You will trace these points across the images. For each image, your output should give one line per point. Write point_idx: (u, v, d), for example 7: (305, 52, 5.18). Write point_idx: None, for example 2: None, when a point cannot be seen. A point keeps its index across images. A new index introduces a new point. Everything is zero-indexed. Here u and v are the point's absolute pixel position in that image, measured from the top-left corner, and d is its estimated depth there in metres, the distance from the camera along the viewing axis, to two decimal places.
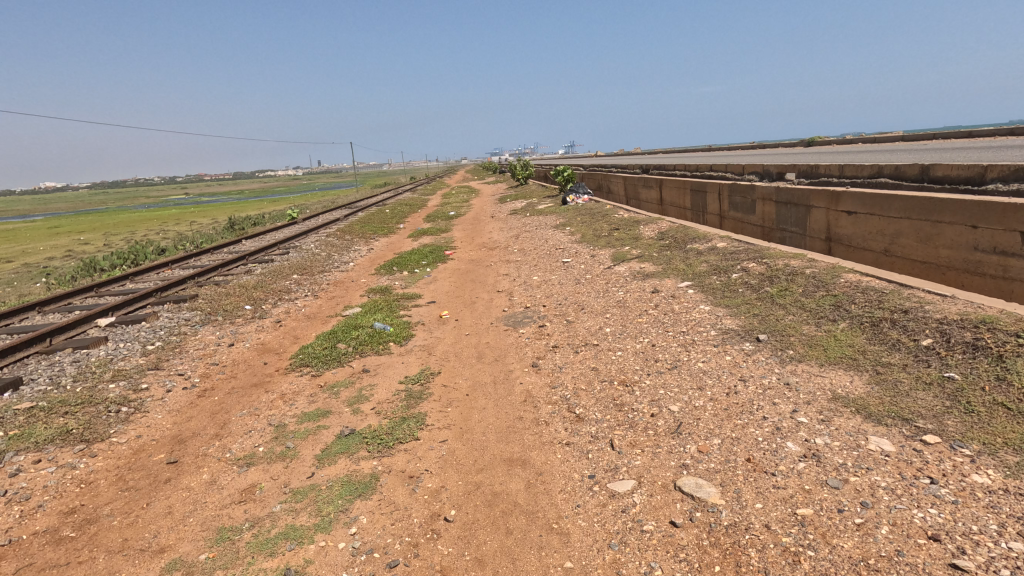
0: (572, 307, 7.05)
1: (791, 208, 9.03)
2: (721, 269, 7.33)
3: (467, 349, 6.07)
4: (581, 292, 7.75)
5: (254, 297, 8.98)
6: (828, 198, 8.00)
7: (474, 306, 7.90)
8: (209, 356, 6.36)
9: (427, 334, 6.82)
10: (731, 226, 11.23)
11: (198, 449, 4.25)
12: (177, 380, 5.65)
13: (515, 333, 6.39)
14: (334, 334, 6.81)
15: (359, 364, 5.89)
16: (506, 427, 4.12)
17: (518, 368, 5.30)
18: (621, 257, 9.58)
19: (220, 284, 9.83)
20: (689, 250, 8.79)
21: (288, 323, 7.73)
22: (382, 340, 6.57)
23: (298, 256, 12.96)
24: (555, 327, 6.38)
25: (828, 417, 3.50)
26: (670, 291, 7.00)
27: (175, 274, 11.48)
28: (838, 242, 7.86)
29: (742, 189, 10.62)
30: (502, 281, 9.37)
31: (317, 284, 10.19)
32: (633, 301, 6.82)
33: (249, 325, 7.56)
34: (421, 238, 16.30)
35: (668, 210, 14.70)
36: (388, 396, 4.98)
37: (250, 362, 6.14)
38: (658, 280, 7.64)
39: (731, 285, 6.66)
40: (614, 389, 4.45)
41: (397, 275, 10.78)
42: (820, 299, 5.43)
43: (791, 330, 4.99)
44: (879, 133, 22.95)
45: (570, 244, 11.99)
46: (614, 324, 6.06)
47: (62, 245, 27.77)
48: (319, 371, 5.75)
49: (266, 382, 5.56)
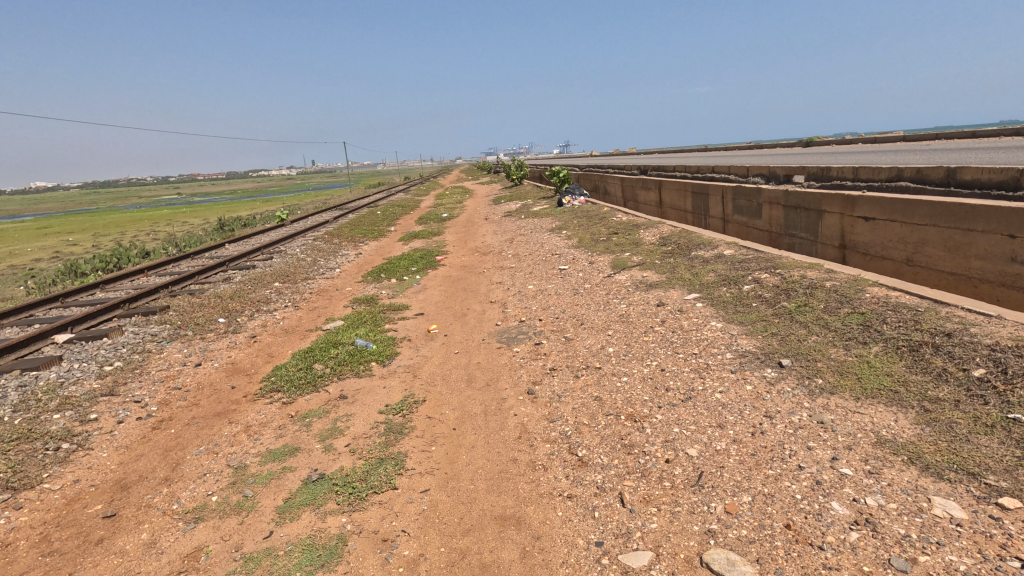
0: (571, 322, 6.51)
1: (800, 213, 8.53)
2: (731, 280, 6.81)
3: (455, 371, 5.51)
4: (581, 304, 7.19)
5: (230, 308, 8.39)
6: (842, 202, 7.50)
7: (464, 320, 7.34)
8: (172, 379, 5.77)
9: (413, 352, 6.26)
10: (735, 230, 10.74)
11: (142, 499, 3.68)
12: (131, 409, 5.06)
13: (509, 352, 5.84)
14: (311, 353, 6.23)
15: (336, 390, 5.32)
16: (498, 473, 3.57)
17: (512, 395, 4.75)
18: (622, 264, 9.05)
19: (195, 294, 9.23)
20: (693, 258, 8.27)
21: (264, 338, 7.14)
22: (363, 360, 5.99)
23: (282, 262, 12.37)
24: (552, 345, 5.83)
25: (877, 469, 2.96)
26: (677, 304, 6.46)
27: (149, 281, 10.85)
28: (854, 250, 7.36)
29: (747, 192, 10.12)
30: (495, 290, 8.82)
31: (298, 293, 9.60)
32: (637, 315, 6.28)
33: (220, 342, 6.98)
34: (412, 242, 15.72)
35: (667, 213, 14.19)
36: (365, 430, 4.41)
37: (217, 387, 5.57)
38: (662, 292, 7.10)
39: (743, 298, 6.14)
40: (620, 425, 3.90)
41: (384, 283, 10.22)
42: (846, 317, 4.91)
43: (816, 353, 4.47)
44: (879, 133, 22.50)
45: (567, 249, 11.45)
46: (618, 343, 5.52)
47: (45, 246, 27.05)
48: (291, 398, 5.18)
49: (232, 411, 5.00)
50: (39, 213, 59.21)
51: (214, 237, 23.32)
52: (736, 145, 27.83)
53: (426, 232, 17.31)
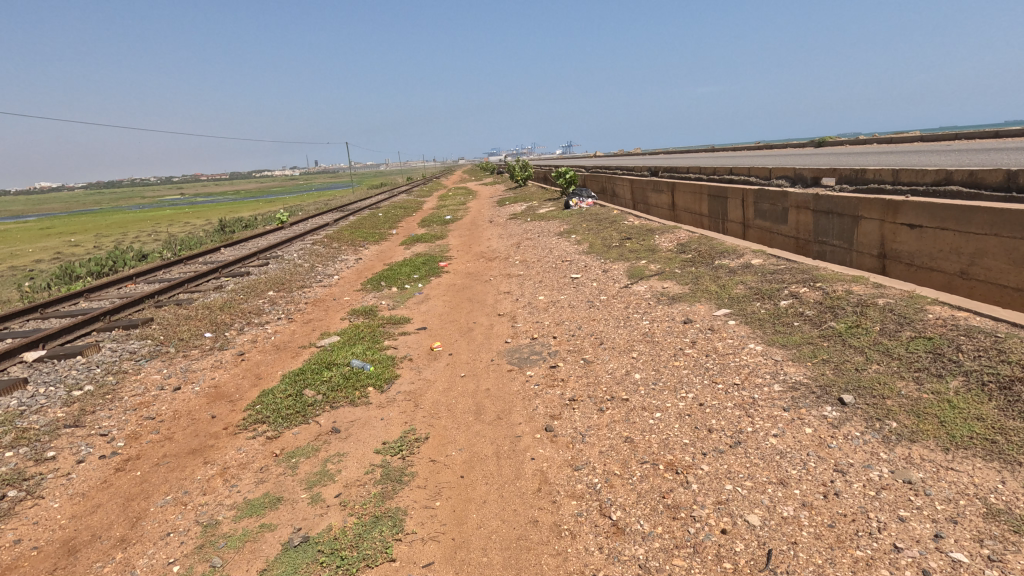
0: (589, 340, 5.89)
1: (833, 218, 7.92)
2: (764, 294, 6.19)
3: (461, 400, 4.90)
4: (598, 319, 6.57)
5: (219, 321, 7.80)
6: (883, 208, 6.89)
7: (470, 336, 6.73)
8: (146, 407, 5.18)
9: (414, 375, 5.65)
10: (757, 236, 10.14)
11: (90, 568, 3.08)
12: (96, 445, 4.47)
13: (521, 377, 5.23)
14: (302, 376, 5.63)
15: (328, 422, 4.72)
16: (516, 542, 2.97)
17: (528, 433, 4.14)
18: (639, 273, 8.45)
19: (182, 304, 8.67)
20: (718, 267, 7.66)
21: (252, 356, 6.55)
22: (359, 385, 5.39)
23: (278, 268, 11.82)
24: (570, 369, 5.22)
25: (1000, 555, 2.34)
26: (706, 321, 5.84)
27: (137, 289, 10.29)
28: (896, 260, 6.76)
29: (771, 196, 9.51)
30: (504, 301, 8.23)
31: (293, 303, 9.00)
32: (662, 334, 5.66)
33: (205, 360, 6.40)
34: (414, 246, 15.12)
35: (681, 216, 13.59)
36: (358, 476, 3.80)
37: (196, 416, 4.99)
38: (687, 307, 6.47)
39: (782, 316, 5.52)
40: (659, 478, 3.30)
41: (385, 292, 9.63)
42: (910, 342, 4.28)
43: (882, 387, 3.84)
44: (895, 134, 21.79)
45: (578, 255, 10.82)
46: (645, 368, 4.90)
47: (47, 247, 26.58)
48: (277, 432, 4.57)
49: (210, 447, 4.41)
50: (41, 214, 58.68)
51: (213, 238, 22.76)
52: (746, 145, 27.18)
53: (429, 236, 16.70)
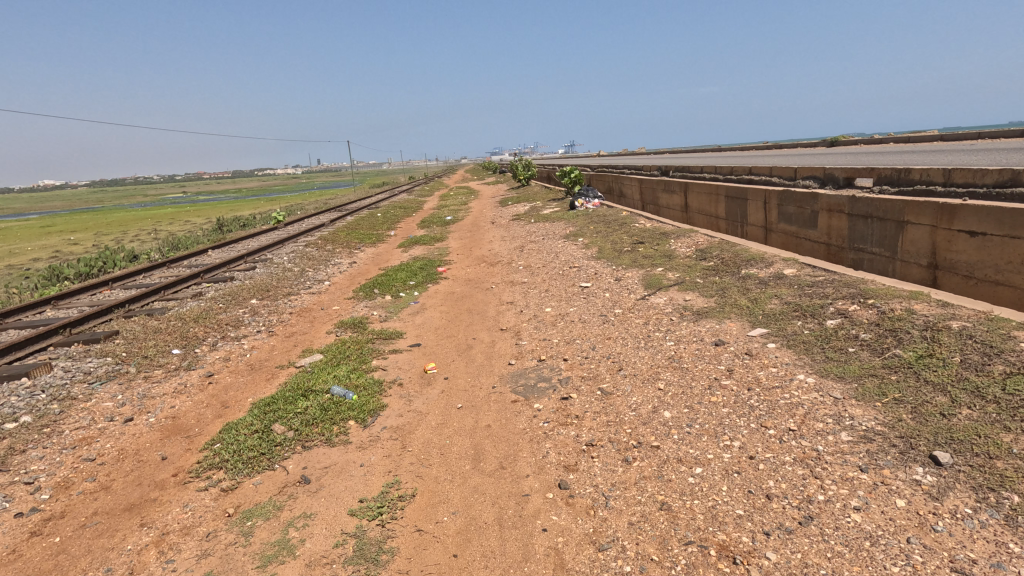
0: (605, 365, 5.10)
1: (872, 223, 7.15)
2: (805, 312, 5.39)
3: (457, 442, 4.12)
4: (614, 338, 5.79)
5: (191, 335, 7.03)
6: (936, 212, 6.12)
7: (469, 357, 5.94)
8: (87, 444, 4.40)
9: (403, 406, 4.86)
10: (781, 241, 9.35)
11: None
12: (14, 498, 3.69)
13: (528, 412, 4.46)
14: (272, 406, 4.86)
15: (296, 469, 3.95)
16: None
17: (536, 492, 3.37)
18: (656, 282, 7.67)
19: (154, 314, 7.90)
20: (746, 278, 6.87)
21: (222, 379, 5.78)
22: (338, 419, 4.63)
23: (265, 273, 11.06)
24: (584, 403, 4.44)
25: None
26: (742, 344, 5.05)
27: (111, 296, 9.51)
28: (951, 271, 6.00)
29: (798, 198, 8.72)
30: (506, 313, 7.45)
31: (276, 314, 8.24)
32: (692, 359, 4.88)
33: (167, 383, 5.64)
34: (412, 249, 14.34)
35: (695, 219, 12.82)
36: (325, 551, 3.03)
37: (144, 457, 4.22)
38: (715, 325, 5.69)
39: (831, 339, 4.73)
40: (712, 571, 2.52)
41: (377, 301, 8.87)
42: (1006, 380, 3.48)
43: (985, 440, 3.03)
44: (912, 134, 20.98)
45: (586, 261, 10.03)
46: (675, 405, 4.11)
47: (46, 245, 25.91)
48: (233, 483, 3.79)
49: (153, 501, 3.65)
50: (43, 212, 58.08)
51: (209, 238, 22.03)
52: (755, 144, 26.38)
53: (427, 238, 15.94)
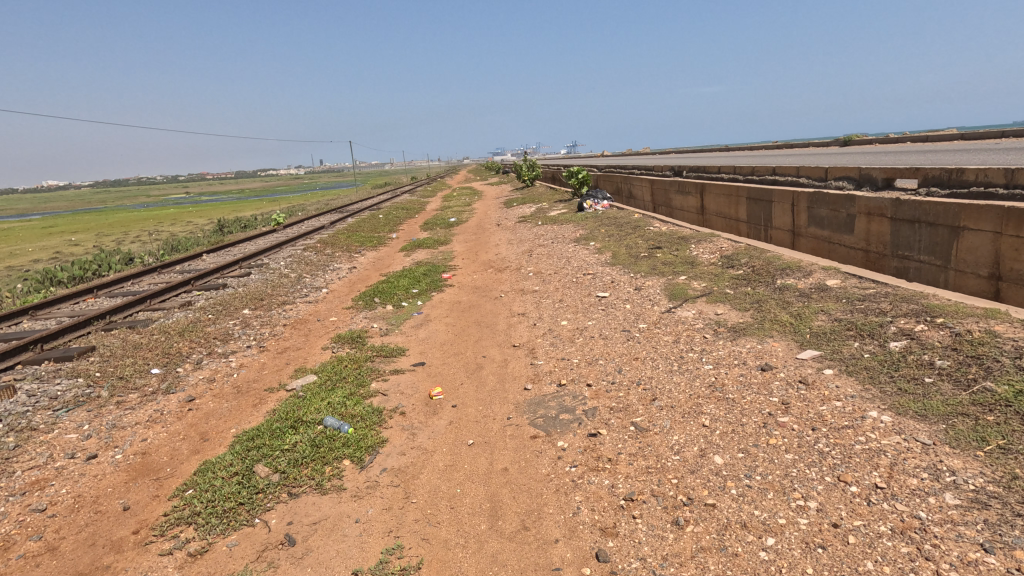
0: (636, 393, 4.48)
1: (920, 229, 6.51)
2: (861, 332, 4.76)
3: (470, 492, 3.51)
4: (642, 359, 5.17)
5: (174, 351, 6.42)
6: (1000, 218, 5.48)
7: (479, 379, 5.32)
8: (39, 490, 3.78)
9: (406, 441, 4.25)
10: (811, 246, 8.71)
11: None
12: None
13: (552, 453, 3.84)
14: (257, 441, 4.24)
15: (279, 525, 3.32)
16: None
17: (570, 566, 2.76)
18: (681, 292, 7.04)
19: (137, 327, 7.29)
20: (784, 290, 6.23)
21: (204, 405, 5.16)
22: (332, 457, 4.02)
23: (260, 279, 10.45)
24: (617, 443, 3.82)
25: None
26: (792, 370, 4.43)
27: (95, 305, 8.89)
28: (1018, 284, 5.37)
29: (831, 200, 8.08)
30: (518, 326, 6.83)
31: (269, 326, 7.62)
32: (737, 388, 4.26)
33: (142, 410, 5.03)
34: (415, 253, 13.74)
35: (712, 222, 12.19)
36: None
37: (103, 507, 3.60)
38: (757, 345, 5.06)
39: (899, 366, 4.09)
40: None
41: (378, 311, 8.27)
42: None
43: None
44: (929, 133, 20.31)
45: (601, 267, 9.39)
46: (727, 449, 3.49)
47: (44, 246, 25.42)
48: (204, 545, 3.18)
49: (106, 569, 3.03)
50: (46, 211, 57.71)
51: (208, 239, 21.50)
52: (764, 144, 25.72)
53: (431, 240, 15.34)
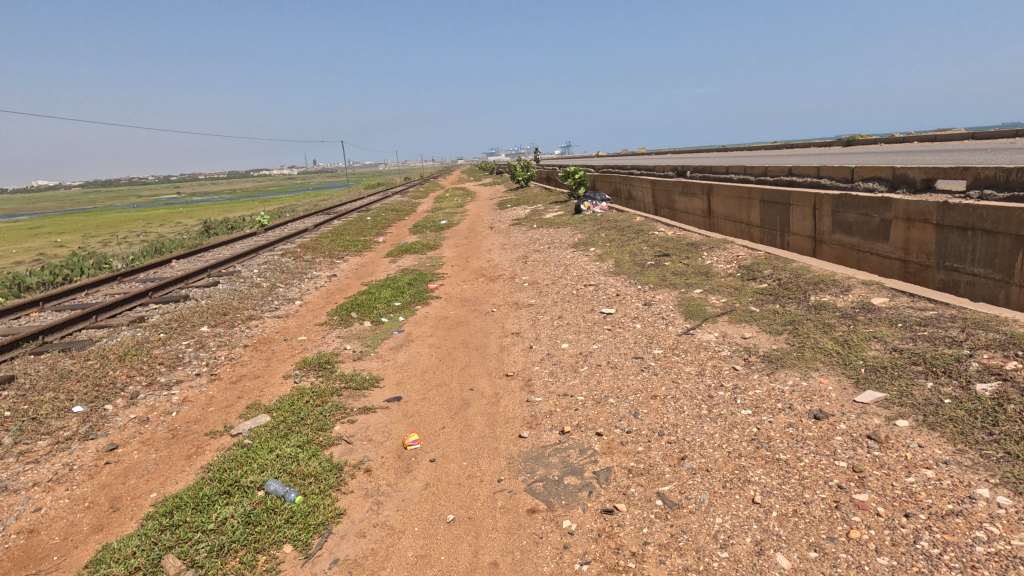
0: (659, 449, 3.57)
1: (974, 237, 5.64)
2: (932, 368, 3.86)
3: None
4: (662, 398, 4.26)
5: (106, 382, 5.45)
6: None
7: (465, 422, 4.39)
8: None
9: (367, 515, 3.31)
10: (836, 254, 7.84)
11: None
12: None
13: (557, 541, 2.91)
14: (175, 515, 3.29)
15: None
16: None
17: None
18: (699, 309, 6.14)
19: (71, 350, 6.32)
20: (821, 309, 5.34)
21: (126, 456, 4.21)
22: (269, 542, 3.08)
23: (227, 290, 9.47)
24: (642, 528, 2.90)
25: None
26: (855, 419, 3.52)
27: (35, 322, 7.87)
28: None
29: (862, 204, 7.19)
30: (512, 350, 5.91)
31: (226, 348, 6.65)
32: (790, 446, 3.34)
33: (46, 464, 4.06)
34: (401, 259, 12.78)
35: (721, 225, 11.32)
36: None
37: None
38: (802, 381, 4.16)
39: (999, 419, 3.18)
40: None
41: (353, 328, 7.33)
42: None
43: None
44: (937, 132, 19.55)
45: (604, 277, 8.48)
46: (794, 545, 2.58)
47: (24, 248, 24.41)
48: None
49: None
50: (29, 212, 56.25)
51: (187, 242, 20.41)
52: (766, 145, 24.89)
53: (419, 245, 14.40)
